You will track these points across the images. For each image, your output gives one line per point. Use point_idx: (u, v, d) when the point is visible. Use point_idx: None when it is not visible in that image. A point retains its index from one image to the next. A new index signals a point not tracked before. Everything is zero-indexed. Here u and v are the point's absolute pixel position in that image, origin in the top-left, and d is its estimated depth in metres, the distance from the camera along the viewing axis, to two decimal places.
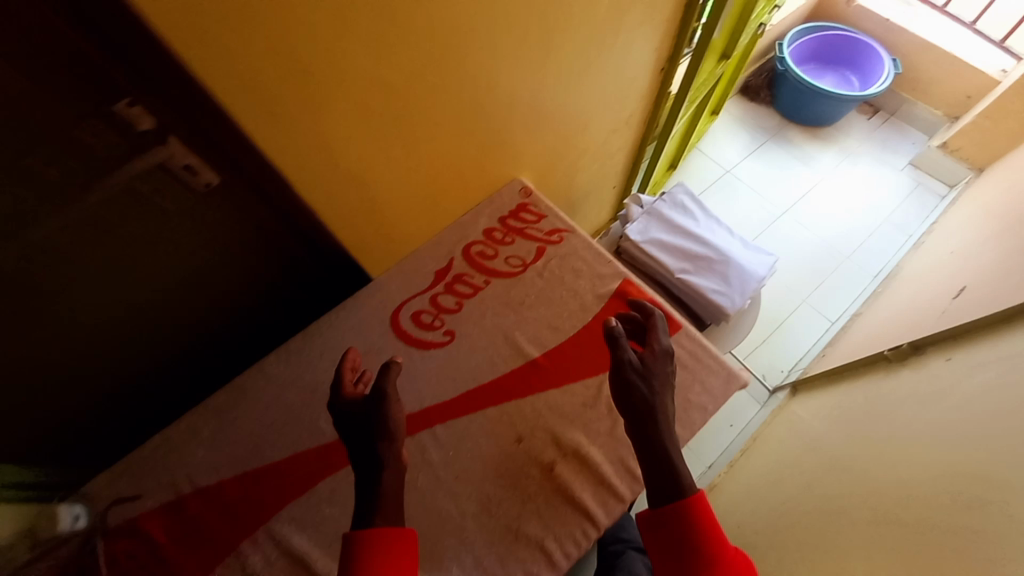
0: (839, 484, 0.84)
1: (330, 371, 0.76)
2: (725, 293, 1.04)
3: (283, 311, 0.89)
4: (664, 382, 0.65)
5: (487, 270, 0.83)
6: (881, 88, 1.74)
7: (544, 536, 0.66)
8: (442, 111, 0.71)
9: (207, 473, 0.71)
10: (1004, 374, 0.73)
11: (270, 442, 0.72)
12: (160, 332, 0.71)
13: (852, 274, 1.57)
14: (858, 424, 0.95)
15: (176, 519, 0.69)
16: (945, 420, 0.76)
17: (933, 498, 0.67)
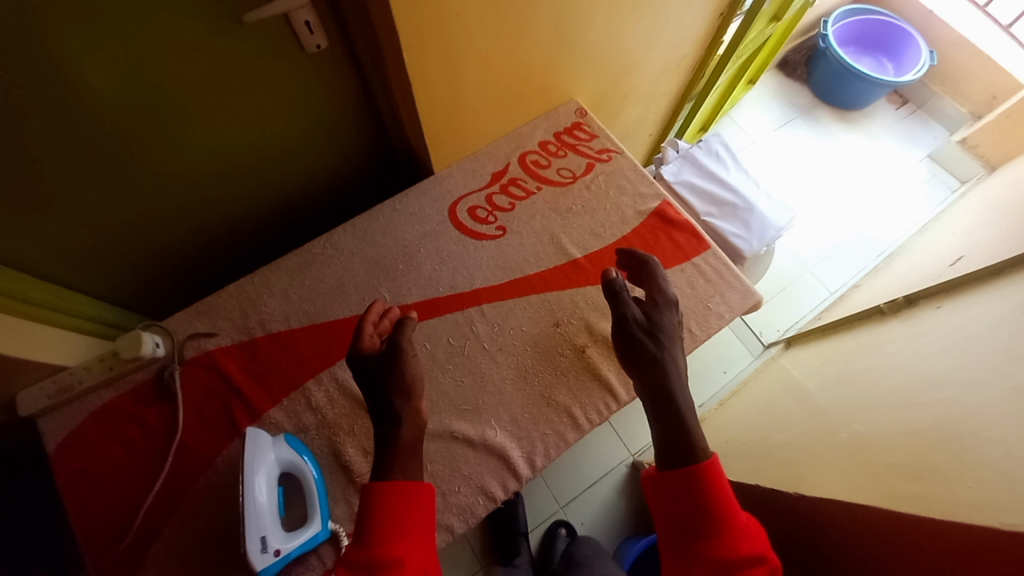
0: (820, 404, 0.96)
1: (391, 248, 0.85)
2: (745, 236, 1.13)
3: (345, 197, 0.97)
4: (666, 331, 0.71)
5: (540, 178, 0.92)
6: (914, 77, 1.79)
7: (571, 403, 0.78)
8: (540, 13, 0.74)
9: (278, 322, 0.80)
10: (982, 312, 0.83)
11: (335, 301, 0.81)
12: (246, 180, 0.80)
13: (857, 250, 1.66)
14: (845, 363, 1.07)
15: (248, 355, 0.78)
16: (923, 349, 0.88)
17: (900, 399, 0.78)
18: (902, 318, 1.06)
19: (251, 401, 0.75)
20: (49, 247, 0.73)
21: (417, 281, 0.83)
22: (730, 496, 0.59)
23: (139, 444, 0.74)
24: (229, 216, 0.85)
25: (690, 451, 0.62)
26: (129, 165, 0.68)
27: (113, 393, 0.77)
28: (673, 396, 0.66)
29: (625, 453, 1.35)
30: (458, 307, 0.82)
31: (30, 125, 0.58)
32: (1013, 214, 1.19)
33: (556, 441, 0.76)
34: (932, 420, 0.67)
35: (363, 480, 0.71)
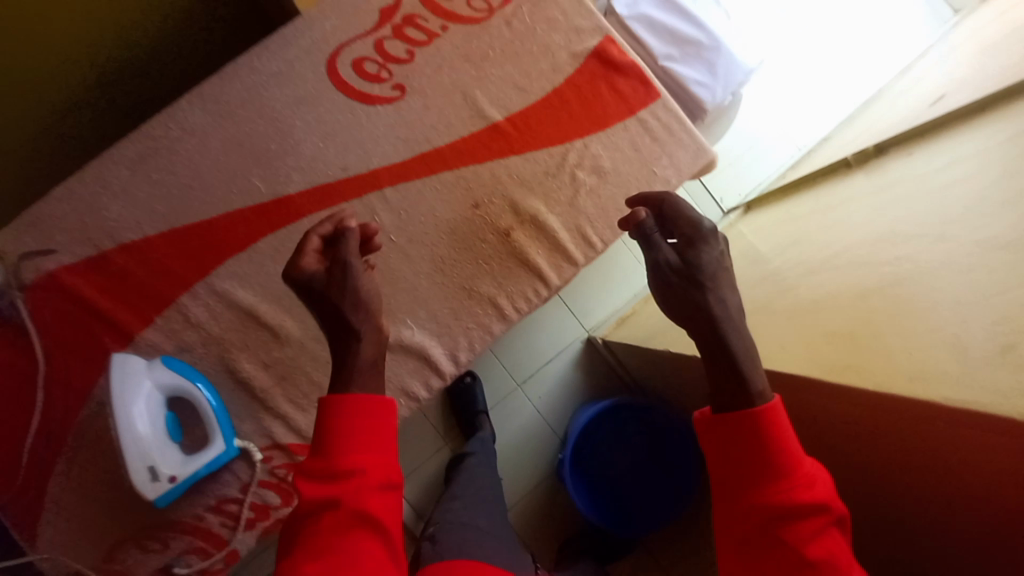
0: (768, 270, 0.92)
1: (258, 123, 0.66)
2: (707, 85, 0.96)
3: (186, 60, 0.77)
4: (713, 274, 0.61)
5: (446, 14, 0.70)
6: None
7: (497, 293, 0.70)
8: None
9: (130, 229, 0.65)
10: (955, 155, 0.73)
11: (196, 197, 0.65)
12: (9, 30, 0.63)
13: (832, 99, 1.49)
14: (801, 226, 1.00)
15: (102, 273, 0.64)
16: (882, 203, 0.80)
17: (848, 258, 0.72)
18: (869, 169, 0.96)
19: (120, 323, 0.64)
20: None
21: (298, 165, 0.67)
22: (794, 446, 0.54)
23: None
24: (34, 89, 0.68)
25: (744, 402, 0.56)
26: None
27: None
28: (723, 342, 0.59)
29: (579, 331, 1.34)
30: (354, 195, 0.68)
31: None
32: (1010, 38, 1.02)
33: (481, 335, 0.69)
34: (882, 280, 0.61)
35: (268, 394, 0.65)
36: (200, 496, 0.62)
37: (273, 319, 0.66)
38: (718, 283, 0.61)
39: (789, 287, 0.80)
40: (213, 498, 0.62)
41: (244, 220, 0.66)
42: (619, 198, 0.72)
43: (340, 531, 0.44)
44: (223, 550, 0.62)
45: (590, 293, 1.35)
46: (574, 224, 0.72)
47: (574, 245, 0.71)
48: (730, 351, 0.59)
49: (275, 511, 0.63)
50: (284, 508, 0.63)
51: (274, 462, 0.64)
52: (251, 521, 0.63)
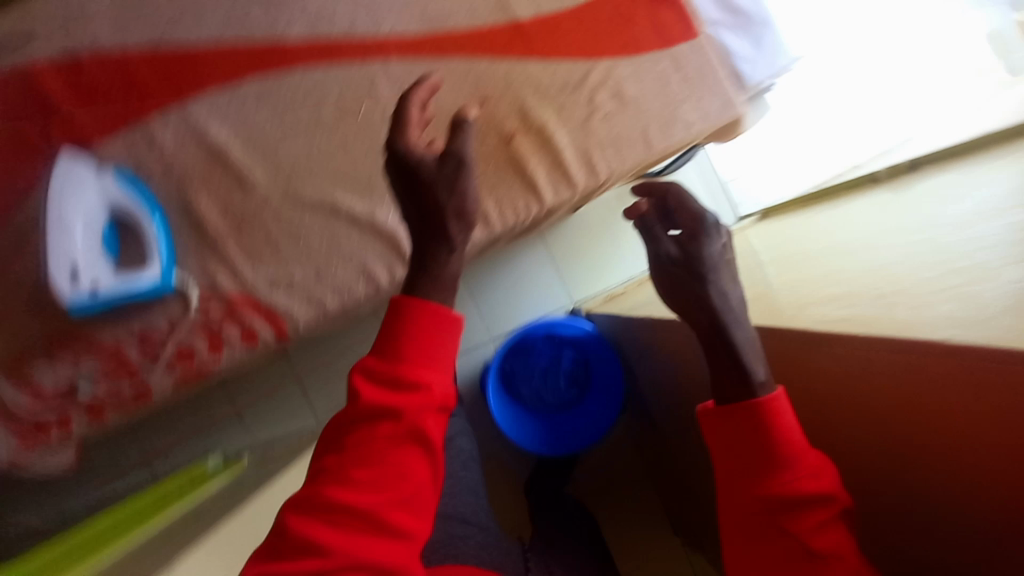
0: None
1: None
2: (750, 59, 0.91)
3: None
4: (712, 265, 0.61)
5: None
6: None
7: (484, 197, 0.65)
8: None
9: (114, 34, 0.60)
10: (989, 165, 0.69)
11: (191, 19, 0.61)
12: None
13: None
14: (812, 238, 0.93)
15: (74, 73, 0.60)
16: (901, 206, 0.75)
17: None
18: (895, 184, 0.90)
19: (82, 129, 0.60)
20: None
21: (305, 10, 0.63)
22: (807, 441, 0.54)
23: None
24: None
25: (743, 392, 0.56)
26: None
27: None
28: (727, 332, 0.57)
29: (565, 297, 1.32)
30: (356, 55, 0.63)
31: None
32: None
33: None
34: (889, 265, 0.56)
35: (219, 239, 0.62)
36: (127, 322, 0.60)
37: (242, 164, 0.62)
38: (720, 274, 0.60)
39: None
40: (137, 328, 0.60)
41: (235, 54, 0.62)
42: (634, 129, 0.68)
43: (393, 439, 0.51)
44: (135, 383, 0.61)
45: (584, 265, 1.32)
46: (581, 146, 0.67)
47: (577, 168, 0.67)
48: (734, 343, 0.57)
49: (198, 357, 0.61)
50: (208, 356, 0.61)
51: (208, 305, 0.61)
52: (173, 360, 0.61)
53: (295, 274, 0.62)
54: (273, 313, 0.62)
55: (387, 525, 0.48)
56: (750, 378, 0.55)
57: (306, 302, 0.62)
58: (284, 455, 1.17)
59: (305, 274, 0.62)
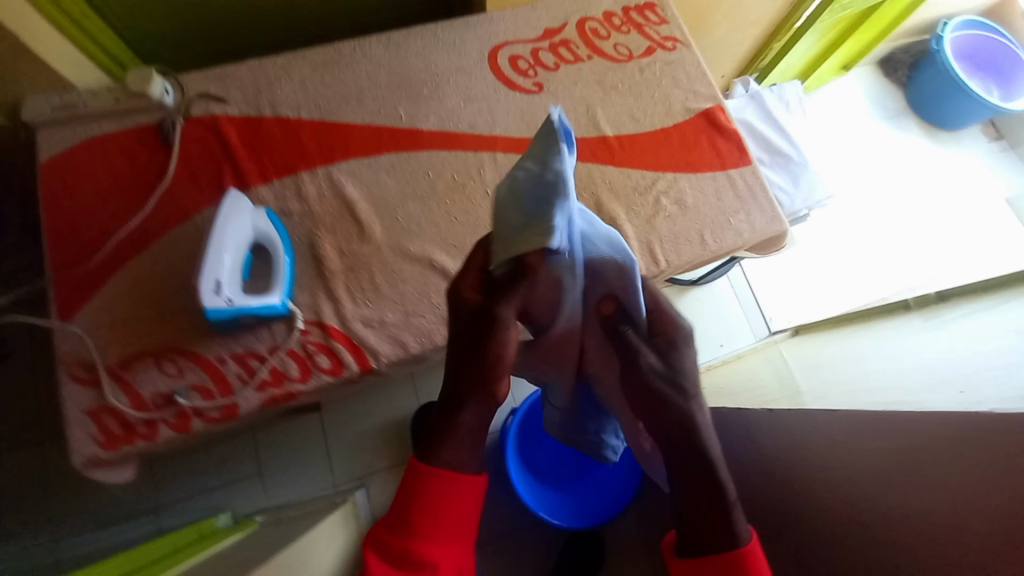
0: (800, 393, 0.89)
1: (295, 64, 0.77)
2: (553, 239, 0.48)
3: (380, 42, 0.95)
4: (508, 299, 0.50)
5: (594, 48, 0.85)
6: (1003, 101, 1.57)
7: (404, 322, 0.68)
8: None
9: (291, 107, 0.75)
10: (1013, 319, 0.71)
11: (346, 112, 0.76)
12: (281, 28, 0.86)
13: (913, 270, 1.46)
14: (840, 360, 0.93)
15: (253, 129, 0.74)
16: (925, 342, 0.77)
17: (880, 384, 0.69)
18: (924, 313, 0.93)
19: (245, 174, 0.71)
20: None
21: (374, 102, 0.77)
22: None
23: (109, 176, 0.71)
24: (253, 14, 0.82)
25: (726, 537, 0.50)
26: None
27: (110, 125, 0.72)
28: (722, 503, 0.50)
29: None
30: (278, 130, 0.74)
31: None
32: None
33: (419, 339, 0.68)
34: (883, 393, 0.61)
35: (326, 310, 0.68)
36: (231, 341, 0.65)
37: (326, 217, 0.71)
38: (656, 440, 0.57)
39: None
40: (232, 342, 0.65)
41: (278, 142, 0.73)
42: (691, 232, 0.76)
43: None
44: (226, 400, 0.64)
45: None
46: (646, 240, 0.76)
47: None
48: None
49: (289, 382, 0.65)
50: (298, 382, 0.65)
51: (306, 334, 0.66)
52: (264, 382, 0.64)
53: (388, 315, 0.69)
54: (360, 348, 0.67)
55: None
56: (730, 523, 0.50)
57: (394, 343, 0.68)
58: (305, 519, 1.09)
59: (397, 317, 0.69)
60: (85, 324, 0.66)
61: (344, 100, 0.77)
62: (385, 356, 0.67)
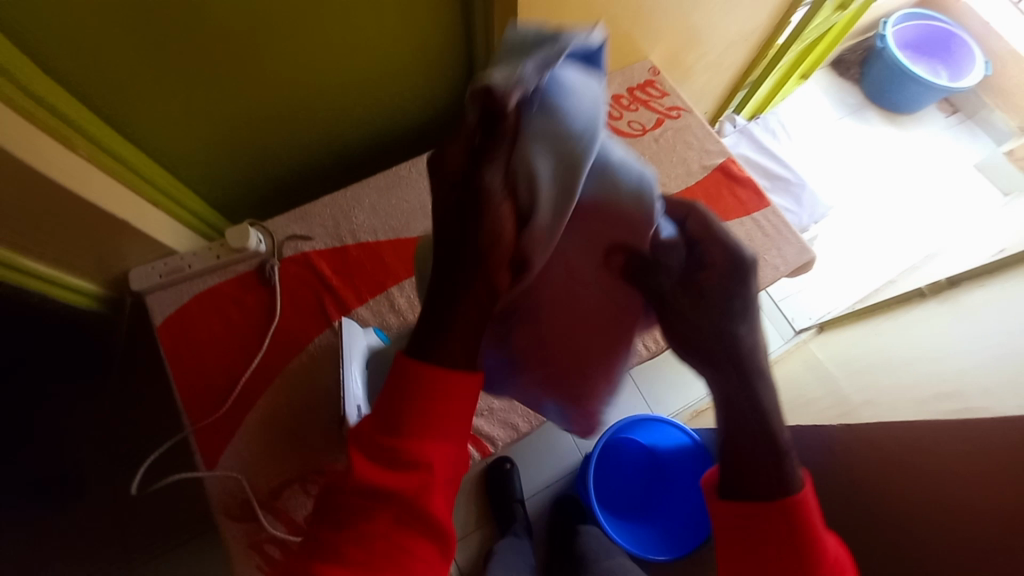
0: (841, 386, 0.99)
1: (362, 192, 0.87)
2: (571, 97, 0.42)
3: (415, 149, 1.05)
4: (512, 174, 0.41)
5: (612, 128, 0.97)
6: (948, 83, 1.75)
7: (510, 407, 0.76)
8: None
9: (369, 232, 0.85)
10: (1010, 292, 0.84)
11: (417, 225, 0.86)
12: (334, 158, 0.96)
13: (905, 248, 1.60)
14: (871, 350, 1.04)
15: (340, 259, 0.83)
16: (945, 329, 0.88)
17: (915, 375, 0.80)
18: (942, 298, 1.05)
19: (343, 300, 0.80)
20: (116, 86, 0.66)
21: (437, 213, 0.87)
22: (816, 524, 0.47)
23: (222, 325, 0.79)
24: (309, 151, 0.91)
25: (775, 489, 0.46)
26: (250, 55, 0.71)
27: (215, 280, 0.81)
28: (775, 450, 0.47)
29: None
30: (361, 254, 0.83)
31: (150, 136, 0.75)
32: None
33: (527, 418, 0.76)
34: (935, 391, 0.71)
35: None
36: None
37: None
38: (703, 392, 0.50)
39: (838, 415, 0.89)
40: None
41: (364, 266, 0.83)
42: None
43: (397, 532, 0.41)
44: None
45: (663, 381, 1.40)
46: None
47: None
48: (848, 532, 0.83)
49: None
50: None
51: None
52: None
53: (494, 402, 0.76)
54: (480, 437, 0.74)
55: None
56: (783, 477, 0.46)
57: (505, 426, 0.76)
58: None
59: (502, 402, 0.77)
60: (229, 466, 0.73)
61: (413, 215, 0.86)
62: (502, 438, 0.75)
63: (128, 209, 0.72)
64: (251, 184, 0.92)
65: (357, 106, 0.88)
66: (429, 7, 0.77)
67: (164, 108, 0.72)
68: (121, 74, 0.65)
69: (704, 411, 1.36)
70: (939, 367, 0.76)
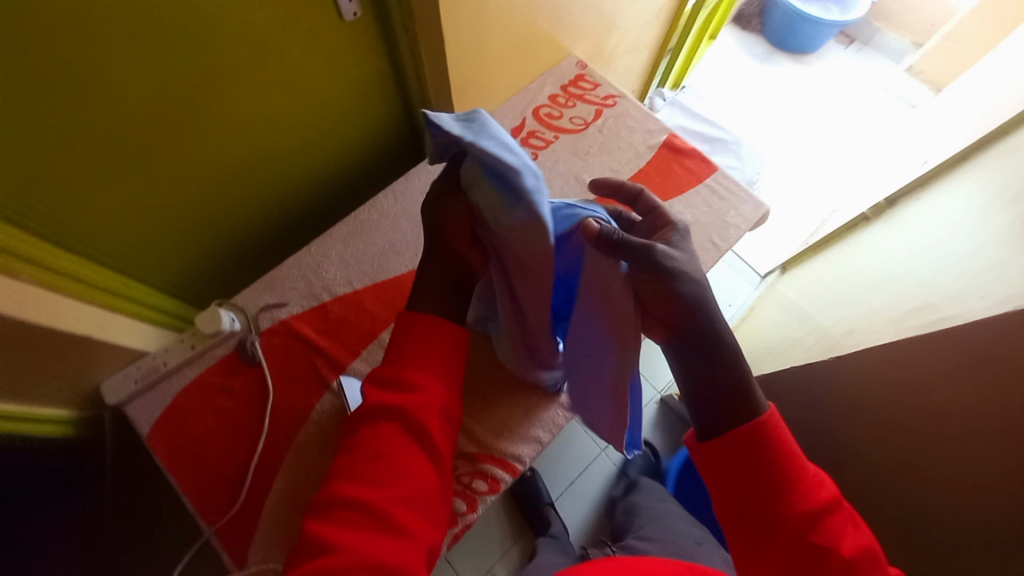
0: (820, 320, 1.05)
1: (326, 245, 0.85)
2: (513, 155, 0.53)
3: (366, 188, 1.03)
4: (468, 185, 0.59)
5: (556, 128, 0.98)
6: (840, 17, 1.88)
7: (527, 423, 0.77)
8: (296, 39, 0.68)
9: (344, 284, 0.83)
10: (945, 201, 0.92)
11: (392, 265, 0.85)
12: (286, 215, 0.93)
13: (840, 176, 1.71)
14: (836, 279, 1.11)
15: (321, 319, 0.80)
16: (897, 247, 0.96)
17: (883, 296, 0.86)
18: (886, 218, 1.13)
19: (334, 358, 0.78)
20: (39, 199, 0.61)
21: (408, 248, 0.86)
22: (788, 440, 0.54)
23: (217, 416, 0.75)
24: (260, 214, 0.89)
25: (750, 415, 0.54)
26: (182, 135, 0.68)
27: (196, 371, 0.77)
28: (742, 387, 0.55)
29: (653, 393, 1.45)
30: (342, 309, 0.81)
31: (88, 240, 0.70)
32: (947, 126, 1.28)
33: (548, 428, 0.77)
34: (907, 308, 0.76)
35: (463, 444, 0.75)
36: None
37: None
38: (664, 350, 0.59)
39: (824, 348, 0.95)
40: None
41: (347, 319, 0.81)
42: (704, 242, 0.90)
43: (401, 440, 0.54)
44: None
45: None
46: None
47: None
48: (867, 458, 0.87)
49: (463, 517, 0.70)
50: (470, 514, 0.71)
51: (459, 471, 0.73)
52: (444, 529, 0.70)
53: (512, 421, 0.76)
54: (507, 460, 0.74)
55: (394, 525, 0.50)
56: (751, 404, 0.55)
57: (528, 441, 0.76)
58: None
59: (519, 419, 0.77)
60: (260, 562, 0.69)
61: (384, 256, 0.85)
62: (528, 455, 0.75)
63: (85, 322, 0.68)
64: (206, 262, 0.88)
65: (298, 160, 0.86)
66: (353, 50, 0.76)
67: (99, 208, 0.68)
68: (45, 185, 0.61)
69: None
70: (903, 284, 0.83)
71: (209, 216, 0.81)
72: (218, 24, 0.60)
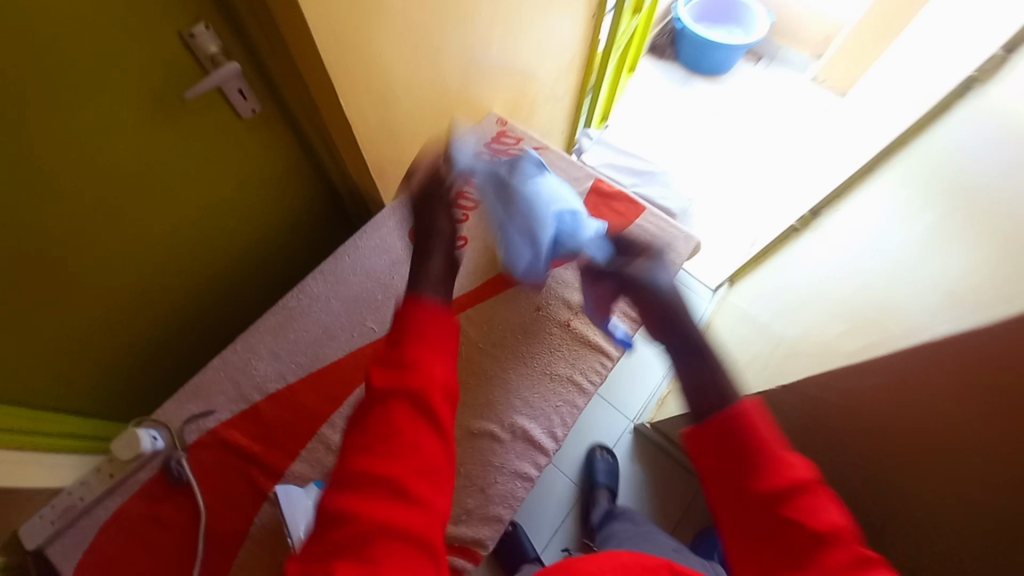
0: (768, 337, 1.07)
1: (253, 339, 0.81)
2: None
3: (297, 267, 1.00)
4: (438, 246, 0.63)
5: None
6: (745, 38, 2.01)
7: (486, 502, 0.73)
8: (191, 143, 0.66)
9: (276, 379, 0.78)
10: (860, 213, 0.96)
11: (328, 350, 0.81)
12: (211, 310, 0.88)
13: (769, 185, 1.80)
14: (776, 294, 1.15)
15: (255, 423, 0.75)
16: (824, 259, 0.99)
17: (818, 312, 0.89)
18: (813, 229, 1.18)
19: (272, 463, 0.73)
20: None
21: (343, 331, 0.82)
22: (765, 431, 0.48)
23: (147, 551, 0.68)
24: (182, 315, 0.84)
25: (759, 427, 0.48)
26: (79, 258, 0.64)
27: (119, 501, 0.70)
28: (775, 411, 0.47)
29: (626, 423, 1.44)
30: (277, 409, 0.76)
31: None
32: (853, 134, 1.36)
33: (507, 504, 0.74)
34: (842, 326, 0.77)
35: None
36: None
37: None
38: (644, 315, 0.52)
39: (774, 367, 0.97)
40: None
41: (285, 418, 0.76)
42: None
43: (416, 421, 0.44)
44: None
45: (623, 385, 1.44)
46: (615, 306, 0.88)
47: (540, 433, 0.78)
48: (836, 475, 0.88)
49: None
50: None
51: None
52: None
53: (469, 502, 0.73)
54: (470, 546, 0.71)
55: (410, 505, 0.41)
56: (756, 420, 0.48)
57: (488, 521, 0.72)
58: None
59: (476, 498, 0.73)
60: None
61: (318, 342, 0.81)
62: (490, 536, 0.72)
63: None
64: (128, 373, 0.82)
65: (216, 255, 0.82)
66: (258, 143, 0.74)
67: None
68: None
69: (668, 395, 1.42)
70: (833, 300, 0.85)
71: (124, 328, 0.76)
72: (100, 144, 0.58)
